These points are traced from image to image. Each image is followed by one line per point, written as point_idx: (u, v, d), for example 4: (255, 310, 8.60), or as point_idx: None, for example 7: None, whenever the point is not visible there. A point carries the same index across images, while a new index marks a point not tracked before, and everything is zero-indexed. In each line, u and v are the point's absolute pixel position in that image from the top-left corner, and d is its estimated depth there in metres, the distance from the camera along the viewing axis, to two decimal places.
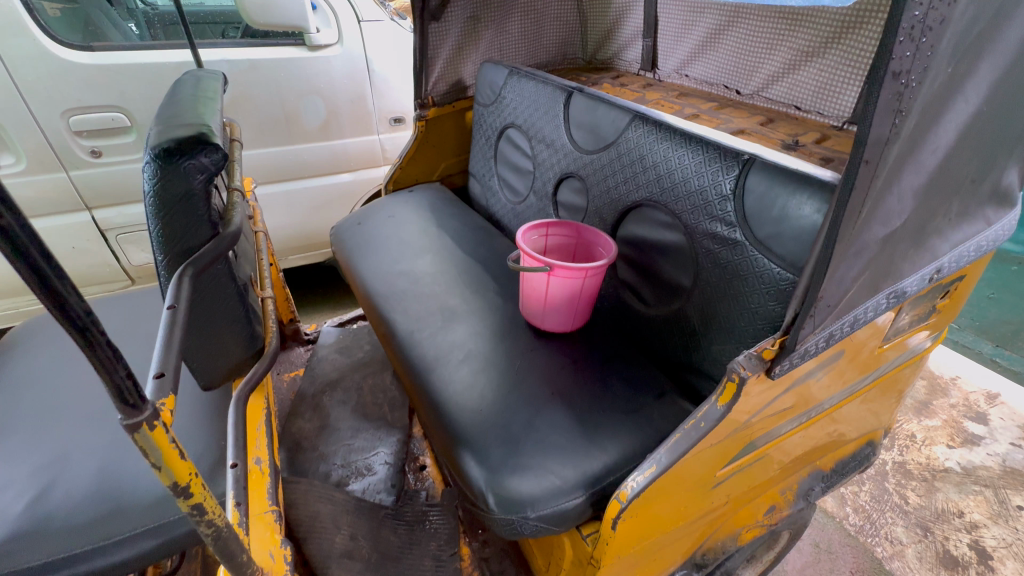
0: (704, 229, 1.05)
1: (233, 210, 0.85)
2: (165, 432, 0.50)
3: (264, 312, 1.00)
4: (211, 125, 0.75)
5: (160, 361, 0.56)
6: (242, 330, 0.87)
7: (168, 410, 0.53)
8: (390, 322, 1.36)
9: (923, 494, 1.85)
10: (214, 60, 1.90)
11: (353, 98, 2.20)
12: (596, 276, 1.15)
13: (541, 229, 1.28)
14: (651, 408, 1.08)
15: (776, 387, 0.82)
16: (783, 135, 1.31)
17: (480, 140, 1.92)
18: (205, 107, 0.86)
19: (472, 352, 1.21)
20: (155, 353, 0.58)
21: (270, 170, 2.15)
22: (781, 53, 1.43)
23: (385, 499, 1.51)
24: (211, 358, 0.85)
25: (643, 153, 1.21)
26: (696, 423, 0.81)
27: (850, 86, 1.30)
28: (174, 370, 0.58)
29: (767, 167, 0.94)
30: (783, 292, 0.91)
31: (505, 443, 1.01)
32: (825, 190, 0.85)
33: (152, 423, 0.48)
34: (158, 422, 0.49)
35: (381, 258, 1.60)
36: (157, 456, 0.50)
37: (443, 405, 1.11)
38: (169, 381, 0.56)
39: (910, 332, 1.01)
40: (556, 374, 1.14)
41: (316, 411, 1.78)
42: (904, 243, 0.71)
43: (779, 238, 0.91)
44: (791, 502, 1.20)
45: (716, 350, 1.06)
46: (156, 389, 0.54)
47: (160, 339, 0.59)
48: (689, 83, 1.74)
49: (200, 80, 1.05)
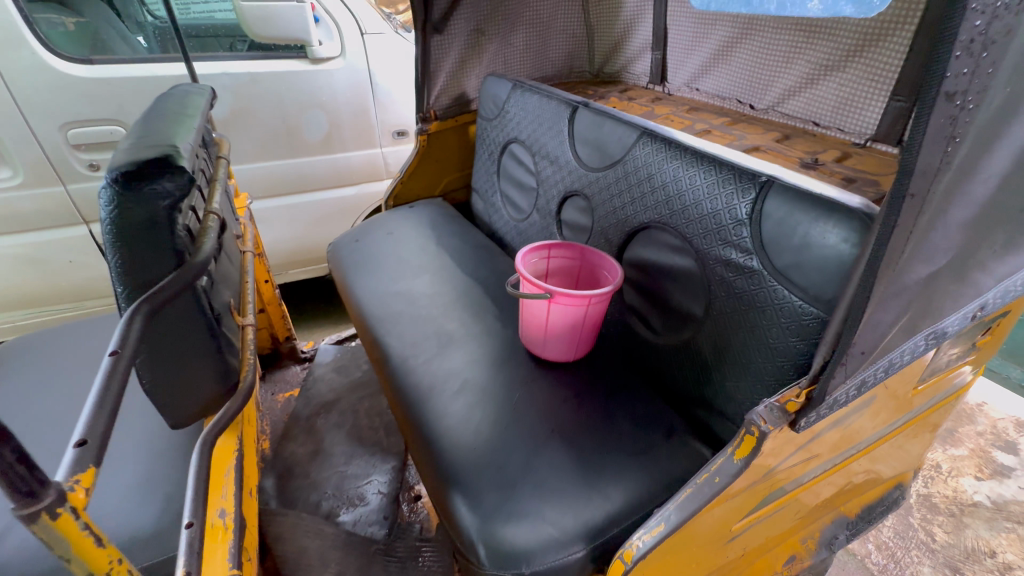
0: (716, 255, 0.97)
1: (206, 236, 0.79)
2: (74, 519, 0.52)
3: (243, 342, 0.94)
4: (181, 147, 0.70)
5: (84, 428, 0.52)
6: (214, 364, 0.81)
7: (80, 491, 0.51)
8: (385, 347, 1.29)
9: (951, 531, 1.73)
10: (213, 74, 1.87)
11: (355, 111, 2.16)
12: (599, 303, 1.08)
13: (543, 251, 1.21)
14: (660, 449, 0.99)
15: (800, 437, 0.74)
16: (801, 153, 1.24)
17: (483, 154, 1.86)
18: (181, 126, 0.81)
19: (468, 382, 1.14)
20: (83, 412, 0.54)
21: (270, 184, 2.11)
22: (798, 66, 1.36)
23: (376, 531, 1.44)
24: (180, 394, 0.78)
25: (651, 171, 1.13)
26: (709, 478, 0.72)
27: (873, 101, 1.22)
28: (99, 438, 0.53)
29: (788, 190, 0.86)
30: (806, 328, 0.83)
31: (501, 486, 0.93)
32: (853, 218, 0.77)
33: (53, 511, 0.49)
34: (61, 509, 0.50)
35: (378, 277, 1.54)
36: (64, 544, 0.52)
37: (436, 441, 1.03)
38: (90, 452, 0.52)
39: (949, 370, 0.92)
40: (558, 409, 1.06)
41: (309, 435, 1.70)
42: (946, 281, 0.63)
43: (800, 267, 0.83)
44: (813, 552, 1.10)
45: (731, 387, 0.97)
46: (72, 463, 0.51)
47: (93, 395, 0.55)
48: (701, 97, 1.68)
49: (183, 95, 1.01)
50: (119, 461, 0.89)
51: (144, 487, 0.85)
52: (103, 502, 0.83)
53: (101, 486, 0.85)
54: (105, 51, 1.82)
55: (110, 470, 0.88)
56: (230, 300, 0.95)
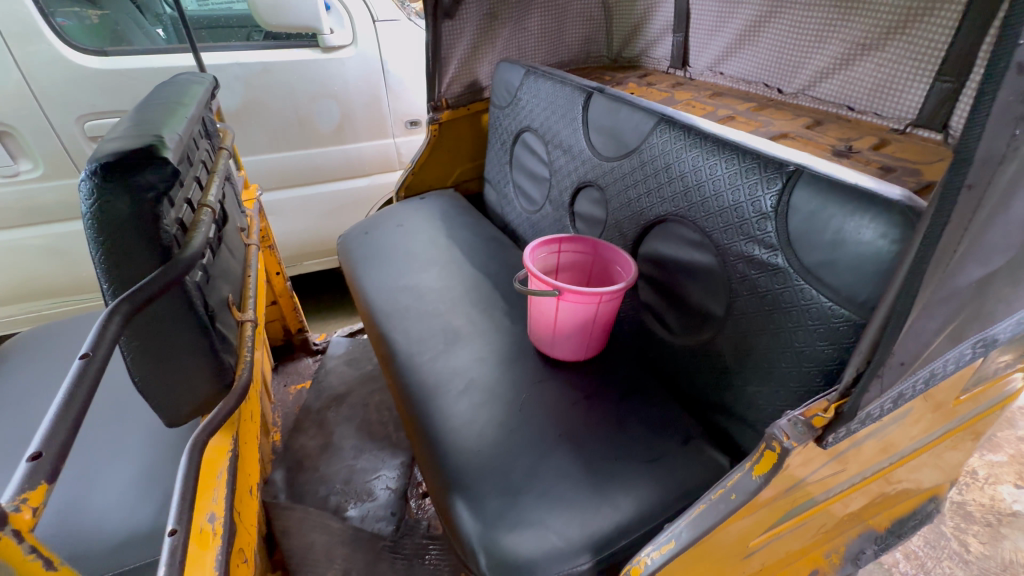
0: (738, 251, 0.90)
1: (197, 230, 0.77)
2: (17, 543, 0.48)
3: (241, 338, 0.92)
4: (168, 137, 0.67)
5: (40, 440, 0.50)
6: (208, 363, 0.78)
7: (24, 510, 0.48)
8: (391, 343, 1.26)
9: (986, 542, 1.63)
10: (225, 64, 1.85)
11: (368, 101, 2.13)
12: (611, 301, 1.02)
13: (553, 245, 1.15)
14: (674, 456, 0.93)
15: (828, 452, 0.67)
16: (834, 140, 1.16)
17: (496, 144, 1.81)
18: (174, 116, 0.79)
19: (474, 381, 1.10)
20: (44, 423, 0.51)
21: (283, 176, 2.09)
22: (832, 46, 1.26)
23: (384, 527, 1.40)
24: (174, 393, 0.77)
25: (669, 161, 1.07)
26: (725, 494, 0.66)
27: (915, 83, 1.12)
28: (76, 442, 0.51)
29: (819, 181, 0.79)
30: (836, 331, 0.76)
31: (504, 492, 0.89)
32: (892, 211, 0.70)
33: None
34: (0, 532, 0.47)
35: (386, 271, 1.50)
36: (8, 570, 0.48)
37: (439, 442, 1.00)
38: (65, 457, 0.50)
39: (998, 377, 0.84)
40: (567, 411, 1.01)
41: (320, 428, 1.69)
42: (1002, 283, 0.56)
43: (832, 265, 0.76)
44: (837, 567, 1.03)
45: (752, 392, 0.91)
46: (20, 479, 0.48)
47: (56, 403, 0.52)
48: (724, 81, 1.59)
49: (182, 84, 0.98)
50: (118, 456, 0.88)
51: (144, 484, 0.84)
52: (101, 498, 0.82)
53: (99, 482, 0.84)
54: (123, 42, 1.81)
55: (109, 466, 0.87)
56: (229, 295, 0.93)
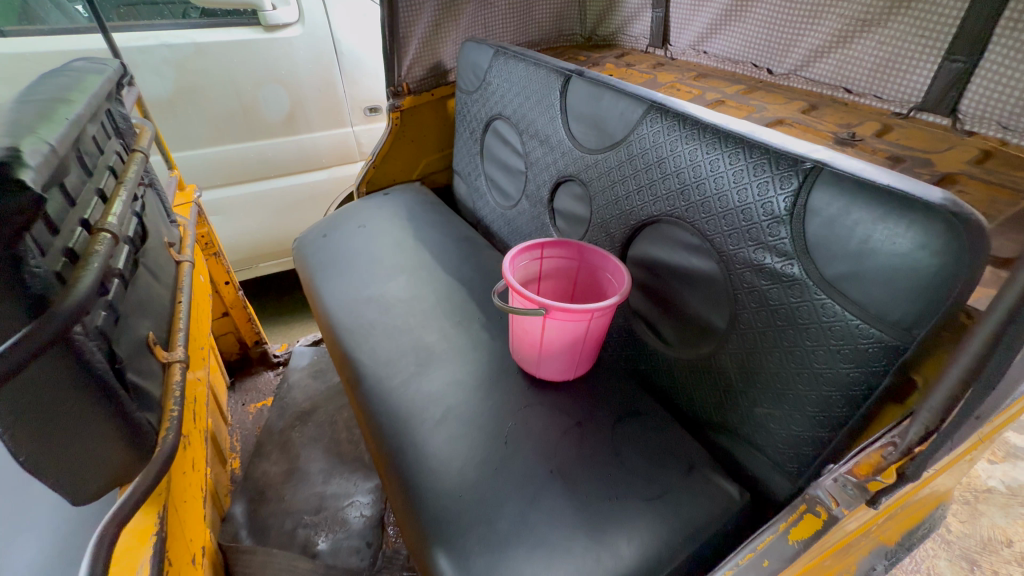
0: (744, 258, 0.80)
1: (91, 259, 0.61)
2: None
3: (168, 382, 0.77)
4: (26, 150, 0.51)
5: None
6: (116, 427, 0.63)
7: None
8: (356, 366, 1.11)
9: (965, 520, 1.52)
10: (150, 46, 1.62)
11: (320, 86, 1.91)
12: (603, 316, 0.90)
13: (535, 251, 1.03)
14: (680, 489, 0.84)
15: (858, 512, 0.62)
16: (834, 125, 1.08)
17: (464, 132, 1.65)
18: (49, 117, 0.61)
19: (451, 409, 0.97)
20: None
21: (228, 171, 1.87)
22: (828, 22, 1.17)
23: (359, 561, 1.27)
24: (79, 468, 0.62)
25: (661, 154, 0.94)
26: (755, 561, 0.59)
27: (922, 62, 1.04)
28: None
29: (841, 180, 0.68)
30: (863, 353, 0.68)
31: (491, 544, 0.77)
32: (931, 219, 0.60)
33: None
34: None
35: (347, 281, 1.35)
36: None
37: (414, 485, 0.87)
38: None
39: None
40: (558, 441, 0.90)
41: (283, 452, 1.54)
42: None
43: (858, 278, 0.67)
44: None
45: (761, 414, 0.83)
46: None
47: None
48: (709, 61, 1.49)
49: (73, 74, 0.80)
50: None
51: None
52: None
53: None
54: (34, 20, 1.49)
55: None
56: (149, 332, 0.77)
